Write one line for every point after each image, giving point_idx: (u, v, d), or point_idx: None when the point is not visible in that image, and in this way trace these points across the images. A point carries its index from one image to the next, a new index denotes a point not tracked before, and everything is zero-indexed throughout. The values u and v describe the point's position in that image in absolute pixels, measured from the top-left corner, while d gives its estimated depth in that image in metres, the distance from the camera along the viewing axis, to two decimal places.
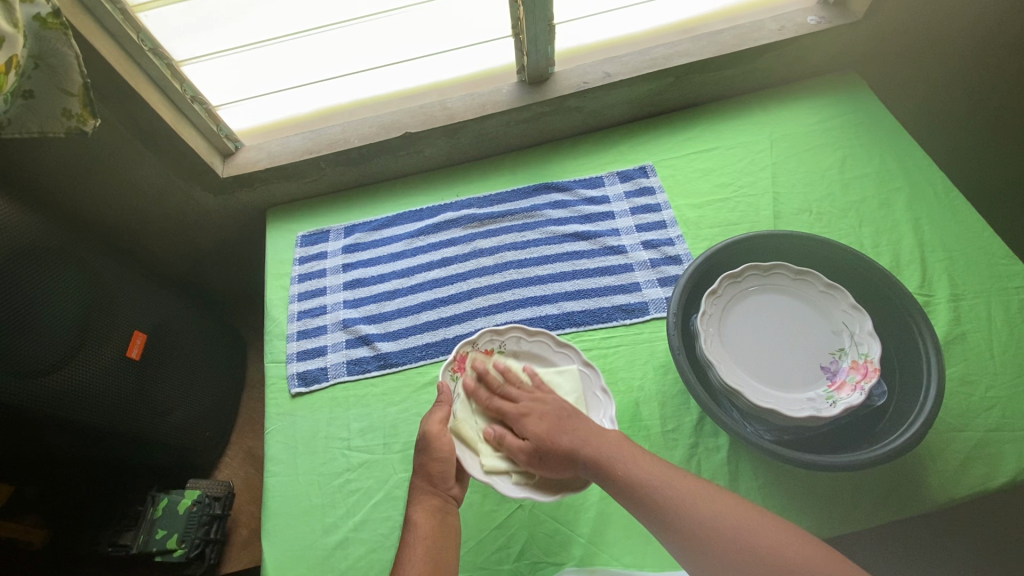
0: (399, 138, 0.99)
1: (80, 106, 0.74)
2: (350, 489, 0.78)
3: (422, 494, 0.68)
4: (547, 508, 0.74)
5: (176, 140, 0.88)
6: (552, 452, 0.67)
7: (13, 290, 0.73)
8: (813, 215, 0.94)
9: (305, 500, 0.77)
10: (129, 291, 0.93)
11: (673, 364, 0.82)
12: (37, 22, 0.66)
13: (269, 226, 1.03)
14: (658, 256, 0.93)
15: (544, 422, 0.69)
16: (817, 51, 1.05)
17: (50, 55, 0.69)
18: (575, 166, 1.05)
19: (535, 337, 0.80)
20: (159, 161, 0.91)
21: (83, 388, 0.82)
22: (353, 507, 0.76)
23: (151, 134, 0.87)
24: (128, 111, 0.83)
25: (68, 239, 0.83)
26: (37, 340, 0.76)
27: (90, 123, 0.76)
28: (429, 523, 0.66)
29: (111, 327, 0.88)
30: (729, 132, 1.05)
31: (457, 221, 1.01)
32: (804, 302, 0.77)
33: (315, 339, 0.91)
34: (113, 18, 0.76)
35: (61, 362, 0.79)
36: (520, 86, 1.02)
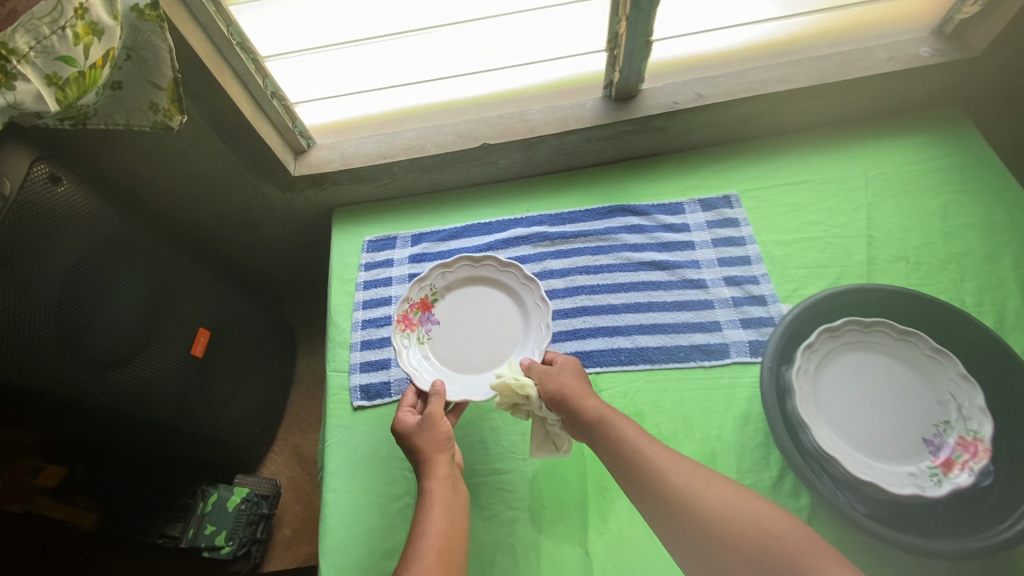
0: (476, 149, 0.95)
1: (168, 100, 0.70)
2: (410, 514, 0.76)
3: (433, 460, 0.68)
4: (615, 557, 0.71)
5: (255, 136, 0.86)
6: (561, 390, 0.70)
7: (90, 287, 0.72)
8: (910, 264, 0.89)
9: (364, 520, 0.76)
10: (195, 287, 0.91)
11: (754, 416, 0.79)
12: (135, 13, 0.62)
13: (335, 228, 1.01)
14: (741, 295, 0.88)
15: (580, 378, 0.73)
16: (925, 85, 0.98)
17: (144, 47, 0.65)
18: (654, 188, 1.01)
19: (457, 266, 0.86)
20: (233, 155, 0.89)
21: (149, 385, 0.81)
22: None
23: (232, 132, 0.84)
24: (212, 107, 0.80)
25: (141, 234, 0.82)
26: (110, 332, 0.74)
27: (176, 118, 0.71)
28: (443, 488, 0.66)
29: (179, 325, 0.86)
30: (821, 165, 0.99)
31: (528, 238, 0.97)
32: (907, 366, 0.72)
33: (379, 351, 0.89)
34: (206, 10, 0.72)
35: (131, 359, 0.78)
36: (605, 102, 0.97)
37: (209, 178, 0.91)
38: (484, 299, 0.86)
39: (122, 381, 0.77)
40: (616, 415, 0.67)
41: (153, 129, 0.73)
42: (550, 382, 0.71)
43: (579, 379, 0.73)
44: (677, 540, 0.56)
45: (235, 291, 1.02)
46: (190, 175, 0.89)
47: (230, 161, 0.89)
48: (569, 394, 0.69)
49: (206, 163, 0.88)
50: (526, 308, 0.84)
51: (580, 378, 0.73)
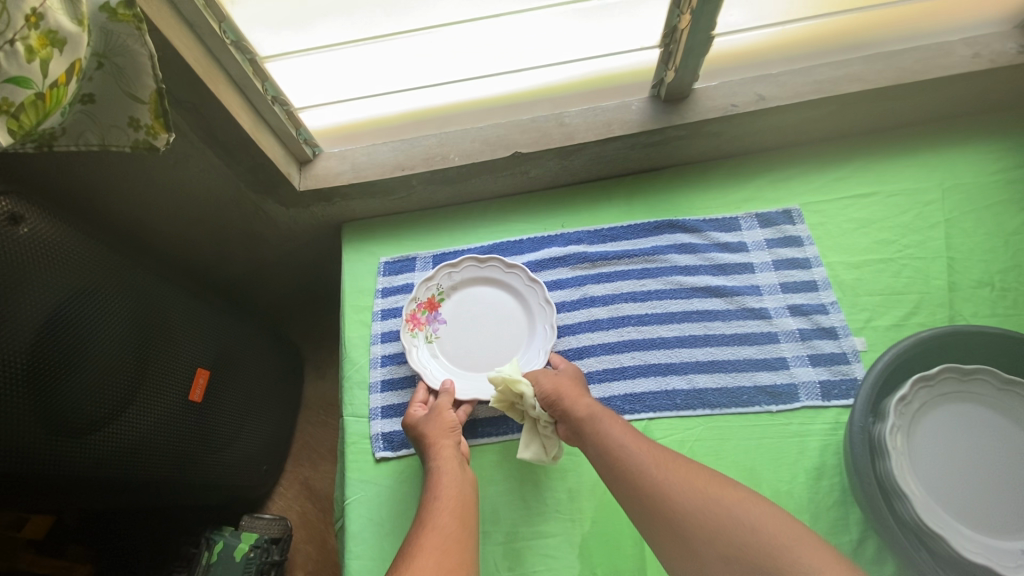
0: (507, 159, 0.84)
1: (151, 116, 0.57)
2: None
3: (438, 444, 0.68)
4: None
5: (254, 150, 0.74)
6: (552, 385, 0.70)
7: (70, 342, 0.61)
8: (995, 290, 0.79)
9: None
10: (190, 323, 0.80)
11: (830, 470, 0.70)
12: (105, 12, 0.50)
13: (346, 247, 0.90)
14: (808, 326, 0.79)
15: (573, 377, 0.72)
16: (1011, 84, 0.87)
17: (119, 54, 0.53)
18: (703, 201, 0.90)
19: (463, 266, 0.84)
20: (229, 171, 0.77)
21: (141, 442, 0.71)
22: None
23: (228, 145, 0.73)
24: (203, 117, 0.68)
25: (125, 271, 0.70)
26: (95, 387, 0.64)
27: (162, 136, 0.59)
28: (450, 465, 0.65)
29: (174, 369, 0.76)
30: (891, 174, 0.89)
31: (565, 260, 0.87)
32: (1010, 421, 0.63)
33: (402, 393, 0.79)
34: (193, 5, 0.59)
35: (119, 416, 0.68)
36: (653, 104, 0.85)
37: (202, 197, 0.79)
38: (489, 299, 0.84)
39: (110, 444, 0.67)
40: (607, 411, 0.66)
41: (134, 149, 0.60)
42: (540, 380, 0.71)
43: (576, 380, 0.72)
44: (652, 530, 0.55)
45: (234, 315, 0.92)
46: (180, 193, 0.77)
47: (226, 177, 0.77)
48: (559, 391, 0.69)
49: (198, 180, 0.76)
50: (530, 310, 0.83)
51: (574, 377, 0.72)
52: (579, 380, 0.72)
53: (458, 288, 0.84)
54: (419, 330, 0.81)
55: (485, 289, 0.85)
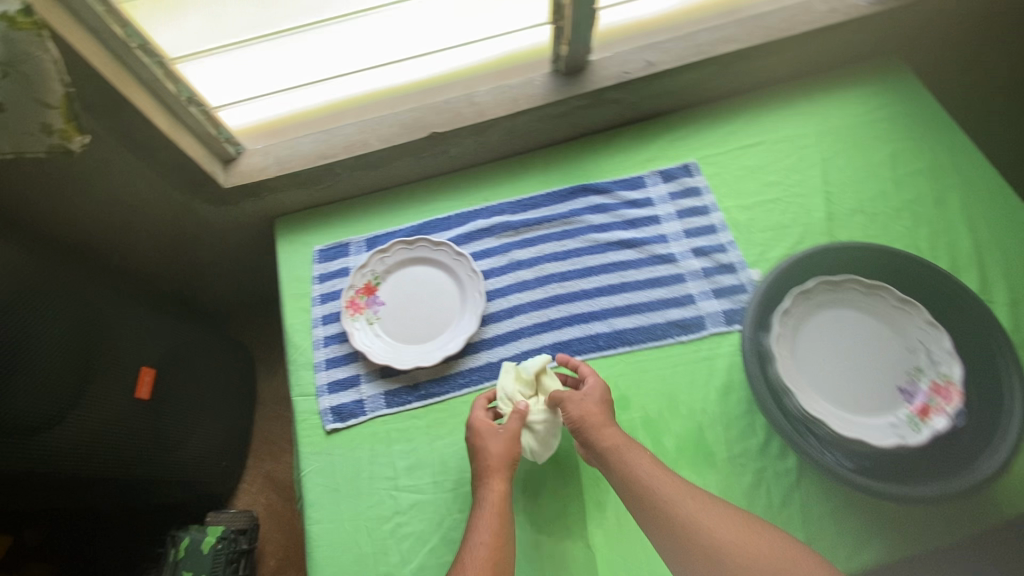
0: (424, 139, 0.89)
1: (63, 120, 0.60)
2: (402, 533, 0.73)
3: (488, 480, 0.68)
4: (613, 545, 0.71)
5: (174, 150, 0.77)
6: (583, 413, 0.70)
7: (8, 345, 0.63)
8: (866, 216, 0.90)
9: (354, 548, 0.72)
10: (130, 323, 0.82)
11: (736, 384, 0.79)
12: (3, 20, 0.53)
13: (279, 240, 0.93)
14: (710, 265, 0.88)
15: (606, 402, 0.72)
16: (866, 34, 0.98)
17: (23, 61, 0.56)
18: (612, 164, 0.98)
19: (393, 249, 0.89)
20: (153, 173, 0.80)
21: (89, 437, 0.74)
22: (409, 553, 0.71)
23: (146, 146, 0.76)
24: (117, 119, 0.71)
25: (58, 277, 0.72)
26: (38, 390, 0.67)
27: (76, 139, 0.62)
28: (498, 505, 0.66)
29: (119, 366, 0.78)
30: (773, 124, 0.99)
31: (490, 230, 0.93)
32: (876, 319, 0.73)
33: (347, 368, 0.83)
34: (94, 11, 0.63)
35: (63, 414, 0.70)
36: (554, 77, 0.93)
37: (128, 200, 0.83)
38: (423, 278, 0.89)
39: (54, 439, 0.70)
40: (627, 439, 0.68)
41: (50, 154, 0.62)
42: (568, 406, 0.71)
43: (604, 405, 0.71)
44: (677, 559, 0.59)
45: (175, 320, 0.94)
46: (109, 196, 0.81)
47: (150, 179, 0.81)
48: (585, 419, 0.69)
49: (122, 182, 0.80)
50: (461, 283, 0.88)
51: (606, 401, 0.72)
52: (609, 405, 0.72)
53: (392, 272, 0.89)
54: (359, 315, 0.86)
55: (419, 270, 0.89)
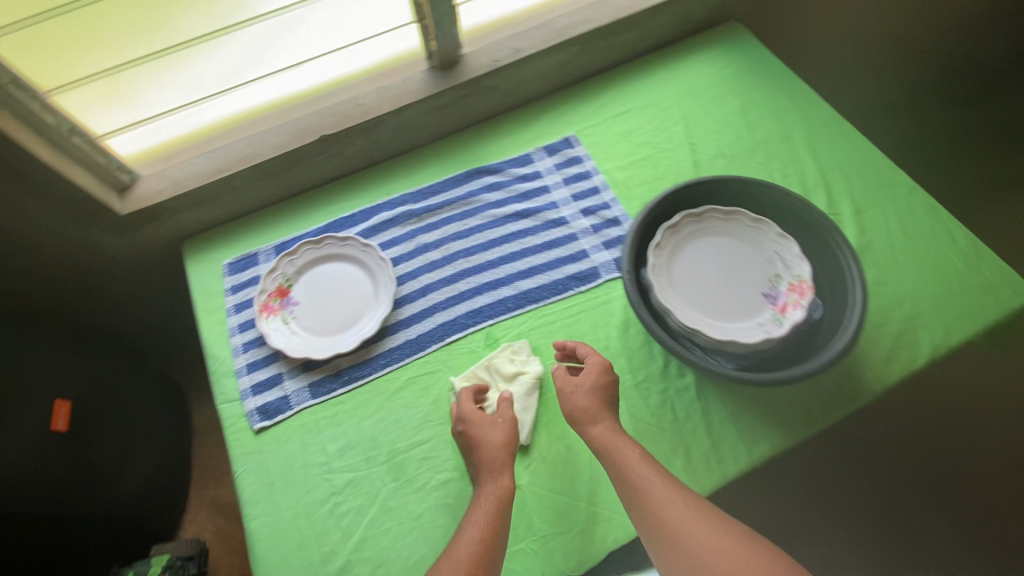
0: (315, 142, 0.94)
1: None
2: (340, 512, 0.74)
3: (493, 474, 0.70)
4: (542, 482, 0.75)
5: (60, 180, 0.81)
6: (582, 407, 0.72)
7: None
8: (727, 158, 1.00)
9: (293, 535, 0.73)
10: (39, 360, 0.86)
11: (633, 320, 0.86)
12: None
13: (188, 260, 0.95)
14: (598, 221, 0.96)
15: (605, 389, 0.74)
16: (702, 6, 1.11)
17: None
18: (501, 146, 1.06)
19: (301, 251, 0.91)
20: (44, 207, 0.85)
21: (7, 473, 0.77)
22: (349, 528, 0.72)
23: (31, 179, 0.80)
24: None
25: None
26: None
27: None
28: (494, 497, 0.68)
29: (29, 402, 0.81)
30: (638, 92, 1.09)
31: (395, 220, 0.97)
32: (738, 240, 0.82)
33: (268, 369, 0.84)
34: None
35: None
36: (432, 72, 1.00)
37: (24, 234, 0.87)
38: (335, 273, 0.91)
39: None
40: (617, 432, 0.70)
41: None
42: (566, 400, 0.74)
43: (600, 399, 0.73)
44: (658, 551, 0.62)
45: (86, 357, 0.93)
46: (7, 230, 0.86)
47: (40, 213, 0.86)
48: (580, 413, 0.72)
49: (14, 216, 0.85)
50: (372, 271, 0.91)
51: (607, 388, 0.74)
52: (605, 392, 0.74)
53: (303, 271, 0.91)
54: (274, 316, 0.87)
55: (330, 266, 0.91)
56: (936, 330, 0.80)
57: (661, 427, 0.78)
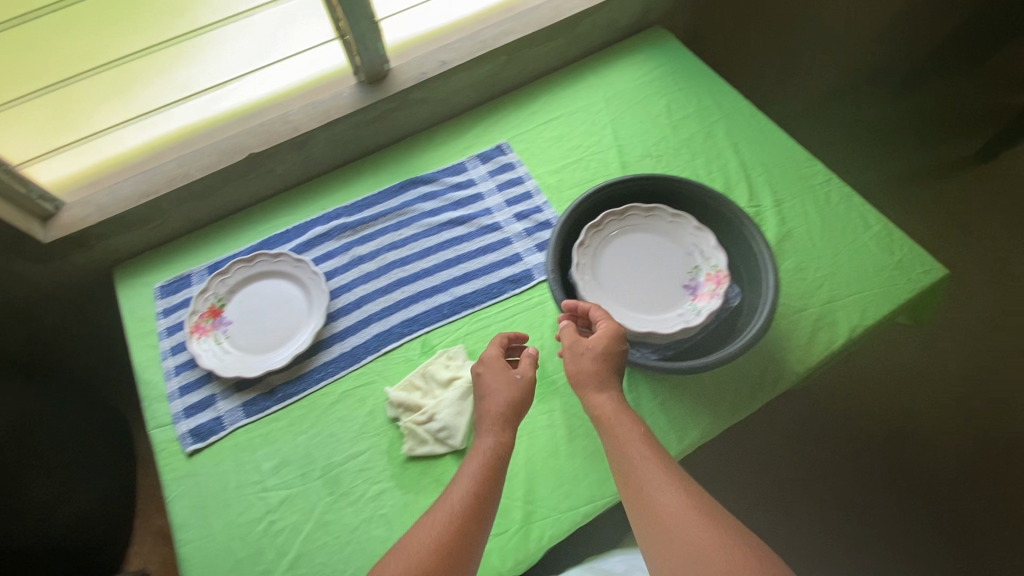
0: (243, 161, 0.94)
1: None
2: (274, 530, 0.73)
3: (498, 426, 0.69)
4: None
5: None
6: (590, 370, 0.71)
7: None
8: (655, 157, 1.02)
9: (226, 556, 0.71)
10: None
11: None
12: None
13: (119, 286, 0.94)
14: (531, 225, 0.97)
15: (613, 356, 0.72)
16: (625, 13, 1.15)
17: None
18: (435, 156, 1.06)
19: (232, 269, 0.91)
20: None
21: None
22: (284, 546, 0.71)
23: None
24: None
25: None
26: None
27: None
28: (495, 449, 0.67)
29: None
30: (569, 98, 1.12)
31: (329, 234, 0.97)
32: (660, 235, 0.85)
33: (200, 391, 0.83)
34: None
35: None
36: (360, 87, 1.01)
37: None
38: (269, 290, 0.90)
39: None
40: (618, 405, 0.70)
41: None
42: (574, 362, 0.73)
43: (607, 367, 0.72)
44: (644, 534, 0.61)
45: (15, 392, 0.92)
46: None
47: None
48: (585, 377, 0.71)
49: None
50: (306, 285, 0.91)
51: (617, 356, 0.72)
52: (614, 358, 0.72)
53: (235, 290, 0.90)
54: (206, 337, 0.86)
55: (263, 283, 0.91)
56: (853, 312, 0.82)
57: None
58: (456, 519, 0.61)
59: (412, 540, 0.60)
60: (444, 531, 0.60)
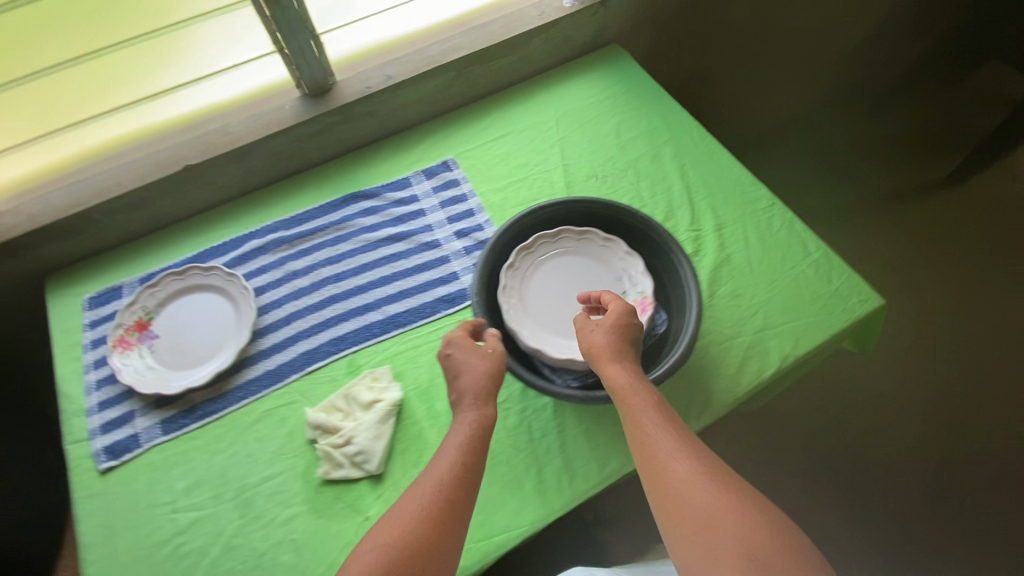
0: (179, 172, 0.94)
1: None
2: (180, 553, 0.71)
3: (478, 403, 0.67)
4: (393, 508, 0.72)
5: None
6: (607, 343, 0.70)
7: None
8: (599, 179, 1.01)
9: None
10: None
11: None
12: None
13: (48, 294, 0.93)
14: (471, 243, 0.95)
15: (627, 329, 0.72)
16: (581, 30, 1.14)
17: None
18: (379, 170, 1.06)
19: (163, 283, 0.91)
20: None
21: None
22: (188, 569, 0.69)
23: None
24: None
25: None
26: None
27: None
28: (475, 424, 0.65)
29: None
30: (520, 115, 1.11)
31: (264, 248, 0.96)
32: (590, 259, 0.85)
33: (119, 407, 0.82)
34: None
35: None
36: (303, 100, 1.00)
37: None
38: (198, 305, 0.90)
39: None
40: (630, 377, 0.67)
41: None
42: (586, 337, 0.72)
43: (621, 342, 0.71)
44: (657, 505, 0.60)
45: None
46: None
47: None
48: (598, 351, 0.70)
49: None
50: (235, 302, 0.90)
51: (629, 329, 0.72)
52: (625, 330, 0.71)
53: (164, 304, 0.90)
54: (129, 351, 0.85)
55: (193, 298, 0.91)
56: (787, 341, 0.81)
57: (518, 447, 0.77)
58: (444, 493, 0.60)
59: (401, 513, 0.59)
60: (430, 505, 0.59)
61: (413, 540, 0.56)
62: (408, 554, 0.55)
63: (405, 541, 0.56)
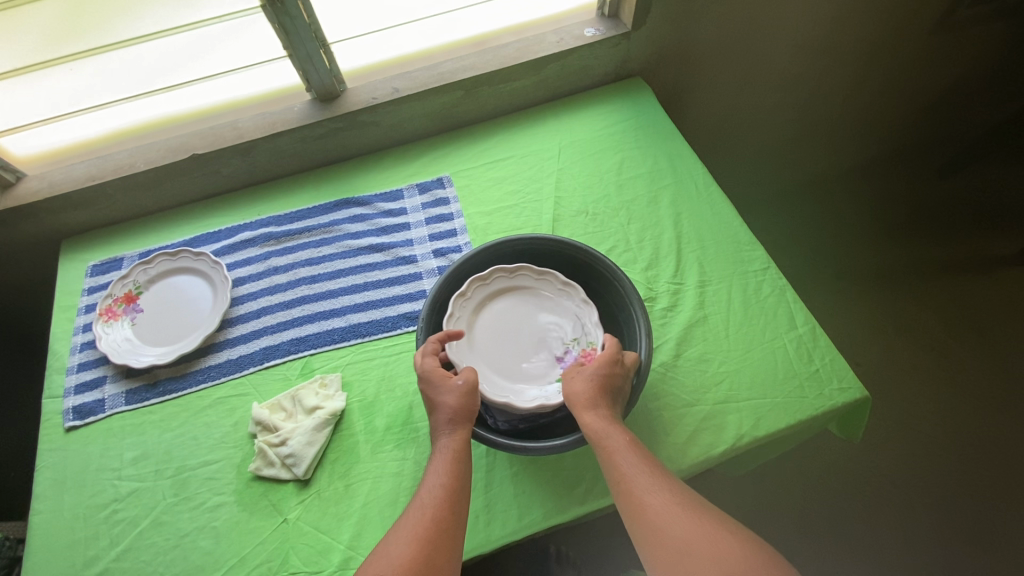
0: (474, 79, 0.94)
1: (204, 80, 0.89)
2: (334, 471, 0.69)
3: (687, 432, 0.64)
4: (557, 495, 0.68)
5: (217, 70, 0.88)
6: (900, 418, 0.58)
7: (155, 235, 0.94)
8: None
9: (274, 485, 0.69)
10: (142, 244, 0.92)
11: (718, 356, 0.75)
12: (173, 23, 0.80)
13: (321, 168, 0.99)
14: None
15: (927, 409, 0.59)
16: None
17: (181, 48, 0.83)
18: (658, 116, 0.99)
19: (422, 183, 0.95)
20: (185, 89, 0.90)
21: (78, 347, 0.82)
22: (334, 494, 0.68)
23: (186, 69, 0.86)
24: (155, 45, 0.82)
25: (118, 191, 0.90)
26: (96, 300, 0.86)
27: (149, 63, 0.83)
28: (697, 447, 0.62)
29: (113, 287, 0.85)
30: None
31: (523, 171, 0.95)
32: None
33: (336, 298, 0.84)
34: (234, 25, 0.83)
35: (85, 327, 0.84)
36: (607, 25, 0.98)
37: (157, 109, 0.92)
38: (443, 212, 0.91)
39: (66, 343, 0.83)
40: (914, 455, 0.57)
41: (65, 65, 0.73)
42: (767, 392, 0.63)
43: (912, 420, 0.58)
44: None
45: (158, 244, 0.92)
46: (131, 99, 0.88)
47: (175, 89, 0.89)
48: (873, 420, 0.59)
49: (144, 90, 0.87)
50: (477, 221, 0.90)
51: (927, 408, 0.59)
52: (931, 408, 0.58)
53: (417, 201, 0.93)
54: (374, 239, 0.90)
55: (442, 203, 0.92)
56: None
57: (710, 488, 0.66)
58: (679, 492, 0.57)
59: (650, 508, 0.56)
60: (679, 503, 0.56)
61: (682, 535, 0.53)
62: (678, 548, 0.53)
63: (667, 535, 0.54)
